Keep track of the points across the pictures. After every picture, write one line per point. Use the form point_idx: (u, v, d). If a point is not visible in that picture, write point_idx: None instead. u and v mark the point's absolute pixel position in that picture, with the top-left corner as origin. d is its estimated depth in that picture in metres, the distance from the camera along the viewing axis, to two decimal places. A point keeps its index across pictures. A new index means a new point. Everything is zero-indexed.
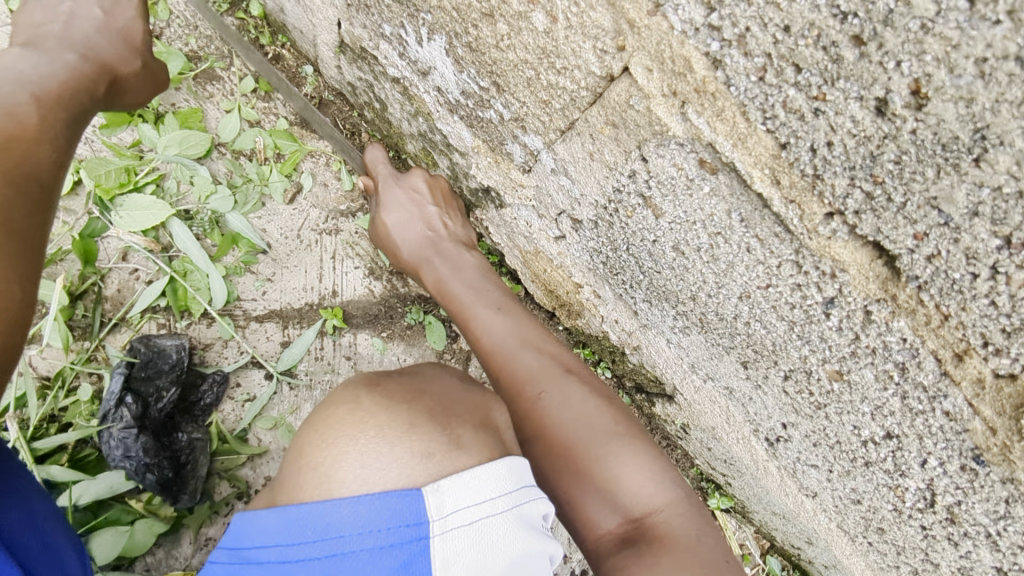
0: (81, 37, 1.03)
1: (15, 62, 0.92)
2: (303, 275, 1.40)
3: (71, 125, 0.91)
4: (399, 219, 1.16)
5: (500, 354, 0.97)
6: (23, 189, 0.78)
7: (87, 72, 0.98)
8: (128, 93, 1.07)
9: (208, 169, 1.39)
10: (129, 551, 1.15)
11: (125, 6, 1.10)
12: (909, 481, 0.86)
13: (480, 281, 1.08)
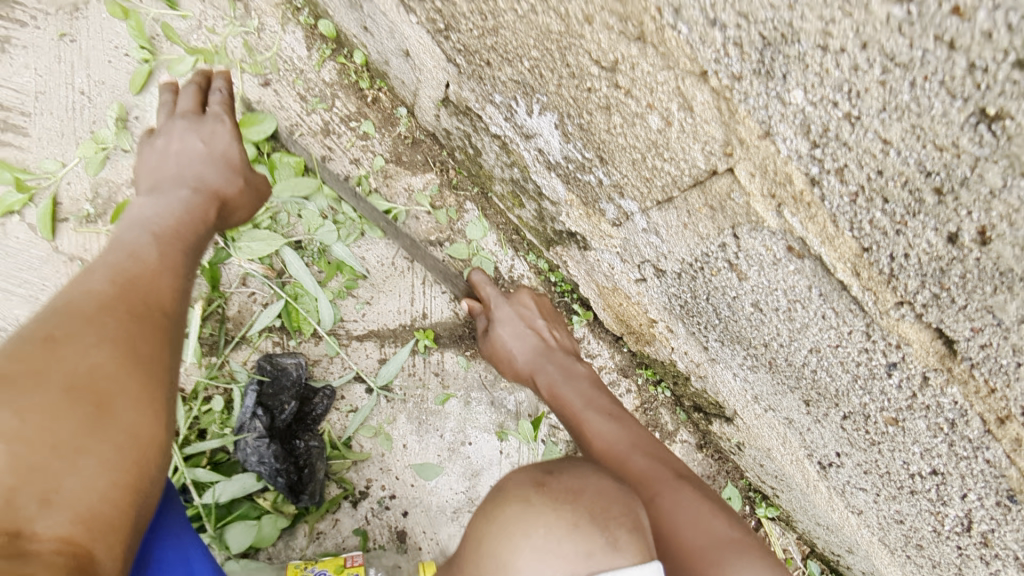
0: (187, 171, 1.17)
1: (142, 209, 1.08)
2: (397, 299, 1.59)
3: (186, 253, 1.02)
4: (512, 330, 1.43)
5: (619, 453, 1.17)
6: (148, 320, 0.82)
7: (199, 204, 1.12)
8: (235, 211, 1.21)
9: (316, 203, 1.56)
10: (259, 542, 1.36)
11: (221, 133, 1.24)
12: (949, 510, 1.01)
13: (591, 394, 1.32)
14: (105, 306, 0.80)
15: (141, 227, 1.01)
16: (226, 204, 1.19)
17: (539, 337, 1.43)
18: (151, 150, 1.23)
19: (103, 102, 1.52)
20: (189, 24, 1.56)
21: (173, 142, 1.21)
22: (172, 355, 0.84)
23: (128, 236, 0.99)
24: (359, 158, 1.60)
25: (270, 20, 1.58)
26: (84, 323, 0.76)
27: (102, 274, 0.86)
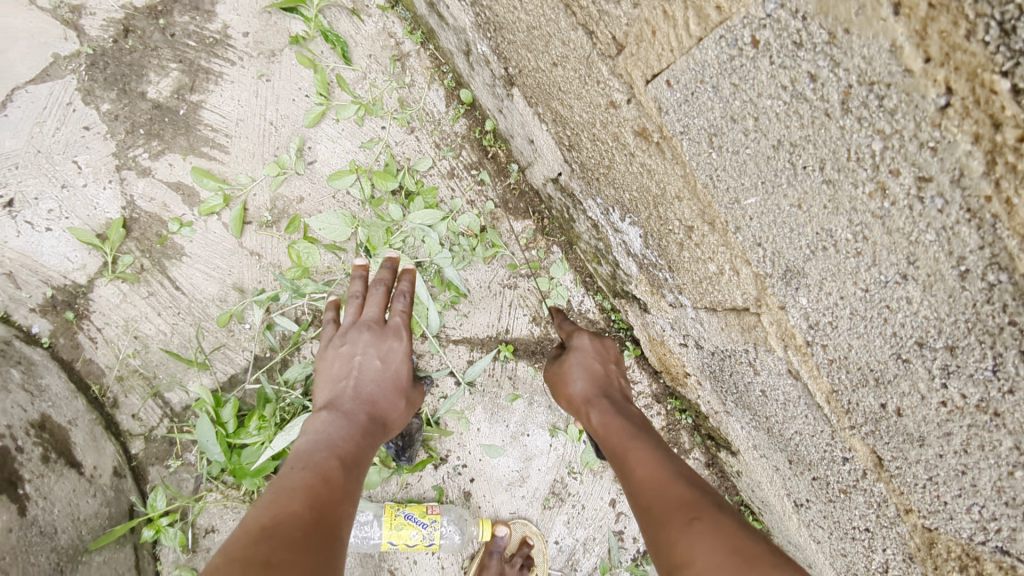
0: (365, 394, 1.55)
1: (326, 427, 1.42)
2: (489, 314, 2.02)
3: (358, 475, 1.33)
4: (584, 359, 1.66)
5: (655, 487, 1.23)
6: (323, 534, 1.07)
7: (365, 424, 1.47)
8: (391, 427, 1.57)
9: (436, 232, 1.95)
10: (366, 484, 1.82)
11: (396, 353, 1.64)
12: (875, 556, 1.41)
13: (635, 430, 1.44)
14: (305, 534, 1.05)
15: (328, 451, 1.33)
16: (389, 420, 1.59)
17: (600, 377, 1.63)
18: (338, 354, 1.61)
19: (286, 132, 1.94)
20: (357, 75, 1.96)
21: (357, 352, 1.61)
22: (336, 561, 1.04)
23: (319, 455, 1.31)
24: (474, 200, 2.00)
25: (420, 79, 1.98)
26: (294, 553, 0.98)
27: (308, 477, 1.22)
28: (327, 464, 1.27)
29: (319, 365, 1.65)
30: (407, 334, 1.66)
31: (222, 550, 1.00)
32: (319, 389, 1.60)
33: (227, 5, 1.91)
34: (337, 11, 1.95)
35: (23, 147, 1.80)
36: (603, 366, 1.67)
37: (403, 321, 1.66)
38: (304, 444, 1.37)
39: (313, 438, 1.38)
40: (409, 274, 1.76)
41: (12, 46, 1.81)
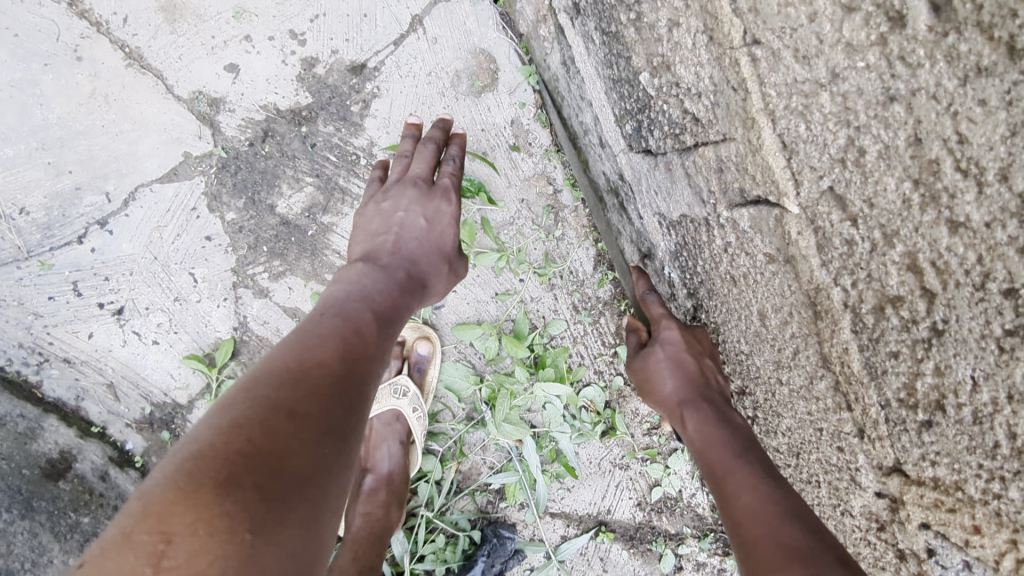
0: (405, 250, 1.34)
1: (358, 278, 1.22)
2: (593, 492, 1.88)
3: (392, 335, 1.15)
4: (672, 353, 1.24)
5: (764, 524, 0.91)
6: (344, 392, 0.92)
7: (401, 279, 1.27)
8: (433, 291, 1.39)
9: (561, 403, 1.78)
10: None
11: (443, 220, 1.42)
12: None
13: (744, 446, 1.09)
14: (333, 387, 0.91)
15: (364, 302, 1.13)
16: (429, 284, 1.37)
17: (697, 373, 1.23)
18: (379, 210, 1.41)
19: None
20: (504, 218, 1.76)
21: (400, 209, 1.39)
22: (355, 423, 0.92)
23: (351, 305, 1.11)
24: (602, 371, 1.82)
25: (571, 234, 1.78)
26: (319, 405, 0.87)
27: (340, 326, 1.03)
28: (360, 316, 1.09)
29: (358, 222, 1.44)
30: (457, 198, 1.45)
31: (242, 383, 0.87)
32: (354, 245, 1.40)
33: (377, 119, 1.70)
34: (496, 144, 1.73)
35: (140, 252, 1.65)
36: (698, 362, 1.24)
37: (452, 183, 1.45)
38: (336, 291, 1.17)
39: (346, 287, 1.18)
40: (462, 138, 1.55)
41: (142, 139, 1.63)
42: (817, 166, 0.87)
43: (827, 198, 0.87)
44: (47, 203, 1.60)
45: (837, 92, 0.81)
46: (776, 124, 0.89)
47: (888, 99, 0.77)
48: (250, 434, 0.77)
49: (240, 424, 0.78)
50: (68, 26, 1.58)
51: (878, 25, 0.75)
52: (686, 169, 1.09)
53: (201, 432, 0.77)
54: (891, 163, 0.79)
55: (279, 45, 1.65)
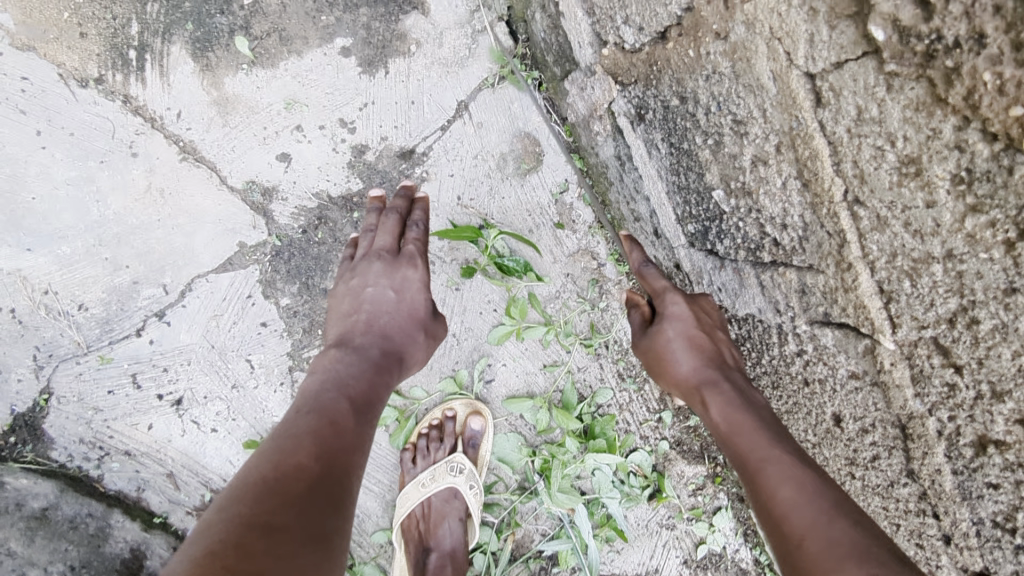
0: (378, 324, 1.34)
1: (336, 364, 1.21)
2: (642, 553, 1.91)
3: (372, 421, 1.14)
4: (682, 330, 1.20)
5: (808, 518, 0.86)
6: (321, 493, 0.91)
7: (376, 356, 1.27)
8: (411, 360, 1.37)
9: (610, 469, 1.83)
10: None
11: (413, 284, 1.43)
12: None
13: (773, 429, 1.03)
14: (311, 490, 0.90)
15: (340, 389, 1.14)
16: (406, 356, 1.36)
17: (714, 350, 1.19)
18: (348, 287, 1.42)
19: (468, 347, 1.79)
20: (550, 291, 1.80)
21: (368, 283, 1.41)
22: (339, 526, 0.90)
23: (327, 396, 1.12)
24: (649, 436, 1.88)
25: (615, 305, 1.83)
26: (297, 513, 0.86)
27: (315, 421, 1.03)
28: (336, 406, 1.09)
29: (331, 302, 1.45)
30: (423, 262, 1.46)
31: (221, 501, 0.86)
32: (330, 327, 1.41)
33: None
34: (541, 223, 1.78)
35: (198, 342, 1.67)
36: (712, 338, 1.20)
37: (417, 249, 1.47)
38: (313, 382, 1.18)
39: (322, 376, 1.18)
40: (423, 203, 1.57)
41: (197, 231, 1.65)
42: (920, 318, 0.85)
43: (927, 342, 0.86)
44: (105, 299, 1.62)
45: (952, 269, 0.79)
46: (874, 272, 0.88)
47: (1011, 288, 0.74)
48: (223, 561, 0.76)
49: (214, 551, 0.77)
50: (123, 123, 1.61)
51: (1006, 232, 0.72)
52: (762, 282, 1.14)
53: (178, 566, 0.76)
54: (1009, 336, 0.76)
55: (329, 133, 1.69)
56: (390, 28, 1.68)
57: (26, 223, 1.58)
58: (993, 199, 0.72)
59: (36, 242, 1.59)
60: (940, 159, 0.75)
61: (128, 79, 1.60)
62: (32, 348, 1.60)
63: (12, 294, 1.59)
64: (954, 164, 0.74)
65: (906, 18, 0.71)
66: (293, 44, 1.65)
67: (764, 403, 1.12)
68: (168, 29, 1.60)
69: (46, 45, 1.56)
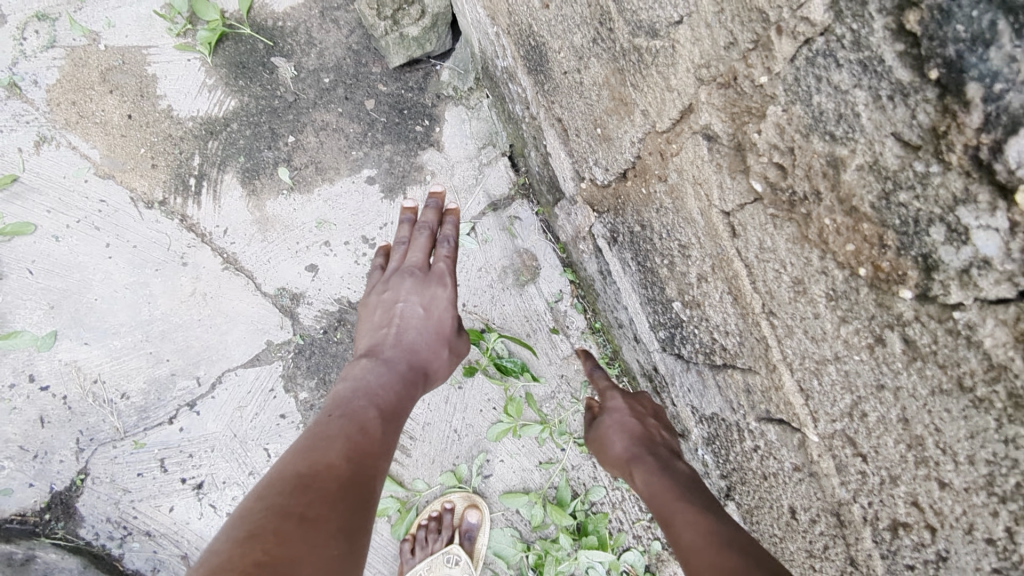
0: (406, 340, 1.47)
1: (364, 376, 1.31)
2: None
3: (398, 428, 1.25)
4: (618, 418, 1.38)
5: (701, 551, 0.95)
6: (353, 491, 0.98)
7: (403, 373, 1.37)
8: (433, 378, 1.49)
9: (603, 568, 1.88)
10: None
11: (441, 303, 1.55)
12: None
13: (685, 489, 1.13)
14: (342, 486, 0.97)
15: (368, 399, 1.24)
16: (431, 371, 1.49)
17: (646, 433, 1.34)
18: (380, 300, 1.56)
19: (468, 442, 1.92)
20: (546, 391, 1.95)
21: (400, 299, 1.53)
22: (367, 520, 0.96)
23: (358, 404, 1.21)
24: (641, 536, 1.92)
25: None
26: (331, 504, 0.92)
27: (345, 427, 1.12)
28: (365, 412, 1.19)
29: (362, 313, 1.59)
30: (452, 281, 1.60)
31: (258, 495, 0.92)
32: (361, 336, 1.54)
33: None
34: (537, 327, 1.96)
35: (222, 431, 1.84)
36: (643, 423, 1.37)
37: (446, 266, 1.61)
38: (344, 390, 1.28)
39: (353, 384, 1.30)
40: (454, 217, 1.70)
41: (231, 330, 1.87)
42: (832, 413, 1.00)
43: (840, 435, 1.00)
44: (146, 388, 1.82)
45: (841, 369, 0.95)
46: (793, 372, 1.04)
47: (880, 386, 0.90)
48: (264, 545, 0.81)
49: (253, 536, 0.82)
50: (178, 237, 1.88)
51: (866, 337, 0.89)
52: (718, 382, 1.28)
53: (219, 549, 0.81)
54: (888, 428, 0.91)
55: (353, 248, 1.94)
56: (410, 161, 1.99)
57: (87, 320, 1.82)
58: (852, 312, 0.90)
59: (92, 336, 1.81)
60: (816, 281, 0.93)
61: (187, 201, 1.90)
62: (76, 432, 1.77)
63: (66, 382, 1.78)
64: (825, 285, 0.92)
65: (773, 177, 0.94)
66: (327, 173, 1.96)
67: (688, 472, 1.21)
68: (224, 160, 1.92)
69: (123, 173, 1.88)
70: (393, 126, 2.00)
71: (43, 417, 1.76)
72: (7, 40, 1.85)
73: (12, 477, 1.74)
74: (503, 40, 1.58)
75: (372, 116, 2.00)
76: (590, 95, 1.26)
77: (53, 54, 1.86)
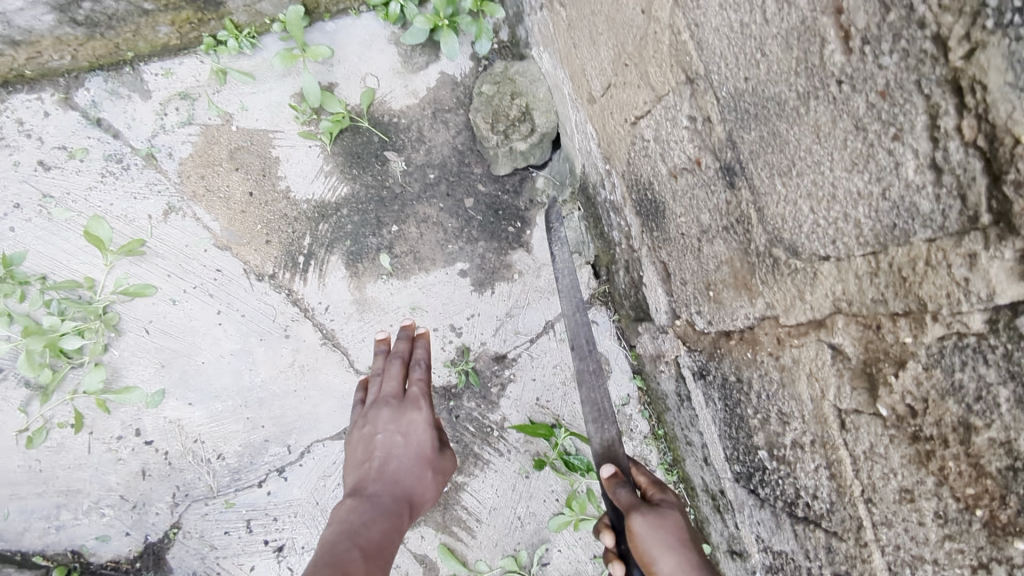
0: (388, 471, 1.66)
1: (348, 518, 1.52)
2: None
3: (380, 565, 1.45)
4: (666, 531, 1.37)
5: None
6: None
7: (387, 508, 1.58)
8: (418, 505, 1.69)
9: None
10: None
11: (418, 430, 1.73)
12: None
13: None
14: None
15: (350, 542, 1.44)
16: (415, 496, 1.67)
17: (688, 545, 1.38)
18: (362, 434, 1.73)
19: (530, 530, 2.05)
20: None
21: (378, 431, 1.71)
22: None
23: (340, 550, 1.41)
24: None
25: None
26: None
27: (327, 575, 1.32)
28: (350, 558, 1.40)
29: (349, 446, 1.76)
30: (427, 403, 1.77)
31: None
32: (350, 471, 1.72)
33: (511, 399, 2.09)
34: None
35: (306, 497, 1.96)
36: (683, 534, 1.39)
37: (420, 391, 1.77)
38: (331, 534, 1.49)
39: (339, 527, 1.50)
40: (423, 339, 1.87)
41: (324, 402, 2.01)
42: None
43: None
44: (240, 451, 1.95)
45: None
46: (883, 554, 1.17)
47: None
48: None
49: None
50: (282, 310, 2.03)
51: None
52: (796, 531, 1.41)
53: None
54: None
55: (441, 335, 2.09)
56: (500, 259, 2.14)
57: (193, 381, 1.95)
58: None
59: (197, 397, 1.95)
60: None
61: (295, 277, 2.04)
62: (173, 486, 1.91)
63: (168, 439, 1.92)
64: None
65: None
66: (424, 263, 2.11)
67: None
68: (332, 242, 2.07)
69: (239, 246, 2.02)
70: (488, 225, 2.15)
71: (145, 470, 1.90)
72: (150, 114, 1.98)
73: (111, 524, 1.87)
74: (615, 180, 1.74)
75: (470, 213, 2.15)
76: (707, 263, 1.41)
77: (189, 131, 2.00)
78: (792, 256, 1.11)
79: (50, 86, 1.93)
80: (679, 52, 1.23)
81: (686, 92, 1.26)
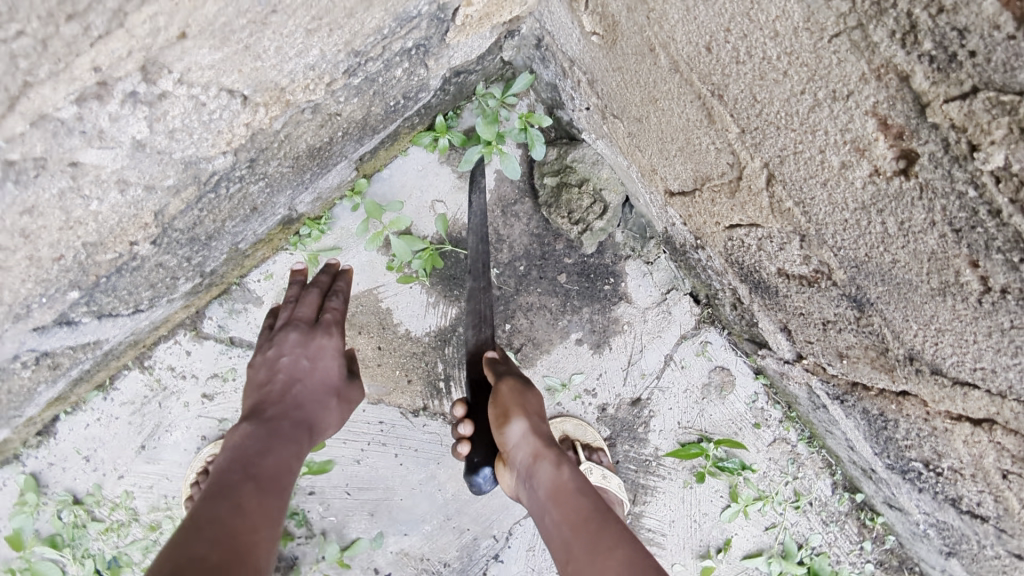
0: (292, 395, 1.54)
1: (246, 441, 1.36)
2: None
3: (280, 497, 1.27)
4: (516, 400, 1.58)
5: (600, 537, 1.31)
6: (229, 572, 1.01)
7: (285, 427, 1.44)
8: (318, 432, 1.56)
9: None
10: None
11: (327, 355, 1.65)
12: None
13: (591, 499, 1.42)
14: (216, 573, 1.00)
15: (243, 466, 1.28)
16: (316, 425, 1.55)
17: (535, 420, 1.56)
18: (266, 358, 1.62)
19: (708, 527, 2.35)
20: (759, 474, 2.32)
21: (284, 353, 1.60)
22: None
23: (234, 476, 1.24)
24: (857, 563, 2.32)
25: (811, 472, 2.31)
26: None
27: (218, 507, 1.15)
28: (237, 483, 1.23)
29: (250, 370, 1.65)
30: (338, 331, 1.71)
31: None
32: (247, 397, 1.59)
33: (657, 431, 2.34)
34: (743, 425, 2.32)
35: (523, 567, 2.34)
36: (531, 409, 1.58)
37: (333, 319, 1.73)
38: (223, 457, 1.32)
39: (232, 451, 1.34)
40: (346, 275, 1.91)
41: (510, 491, 2.33)
42: None
43: None
44: (459, 554, 2.31)
45: None
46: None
47: None
48: None
49: None
50: (445, 431, 2.29)
51: None
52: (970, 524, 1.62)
53: None
54: None
55: (582, 403, 2.32)
56: (608, 316, 2.31)
57: (400, 515, 2.29)
58: None
59: (409, 527, 2.29)
60: None
61: (443, 401, 2.29)
62: None
63: (401, 566, 2.30)
64: None
65: None
66: (542, 346, 2.30)
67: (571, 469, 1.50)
68: (461, 359, 2.27)
69: (389, 395, 2.27)
70: (585, 291, 2.29)
71: None
72: None
73: None
74: (712, 251, 1.85)
75: (566, 287, 2.29)
76: (834, 339, 1.58)
77: None
78: (937, 373, 1.32)
79: (180, 328, 2.12)
80: (785, 212, 1.34)
81: (796, 237, 1.38)
